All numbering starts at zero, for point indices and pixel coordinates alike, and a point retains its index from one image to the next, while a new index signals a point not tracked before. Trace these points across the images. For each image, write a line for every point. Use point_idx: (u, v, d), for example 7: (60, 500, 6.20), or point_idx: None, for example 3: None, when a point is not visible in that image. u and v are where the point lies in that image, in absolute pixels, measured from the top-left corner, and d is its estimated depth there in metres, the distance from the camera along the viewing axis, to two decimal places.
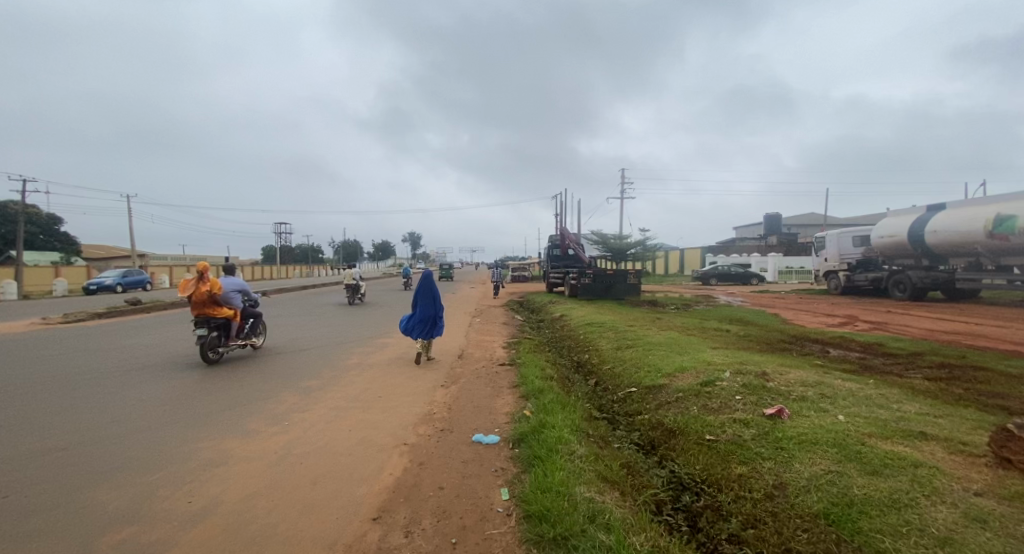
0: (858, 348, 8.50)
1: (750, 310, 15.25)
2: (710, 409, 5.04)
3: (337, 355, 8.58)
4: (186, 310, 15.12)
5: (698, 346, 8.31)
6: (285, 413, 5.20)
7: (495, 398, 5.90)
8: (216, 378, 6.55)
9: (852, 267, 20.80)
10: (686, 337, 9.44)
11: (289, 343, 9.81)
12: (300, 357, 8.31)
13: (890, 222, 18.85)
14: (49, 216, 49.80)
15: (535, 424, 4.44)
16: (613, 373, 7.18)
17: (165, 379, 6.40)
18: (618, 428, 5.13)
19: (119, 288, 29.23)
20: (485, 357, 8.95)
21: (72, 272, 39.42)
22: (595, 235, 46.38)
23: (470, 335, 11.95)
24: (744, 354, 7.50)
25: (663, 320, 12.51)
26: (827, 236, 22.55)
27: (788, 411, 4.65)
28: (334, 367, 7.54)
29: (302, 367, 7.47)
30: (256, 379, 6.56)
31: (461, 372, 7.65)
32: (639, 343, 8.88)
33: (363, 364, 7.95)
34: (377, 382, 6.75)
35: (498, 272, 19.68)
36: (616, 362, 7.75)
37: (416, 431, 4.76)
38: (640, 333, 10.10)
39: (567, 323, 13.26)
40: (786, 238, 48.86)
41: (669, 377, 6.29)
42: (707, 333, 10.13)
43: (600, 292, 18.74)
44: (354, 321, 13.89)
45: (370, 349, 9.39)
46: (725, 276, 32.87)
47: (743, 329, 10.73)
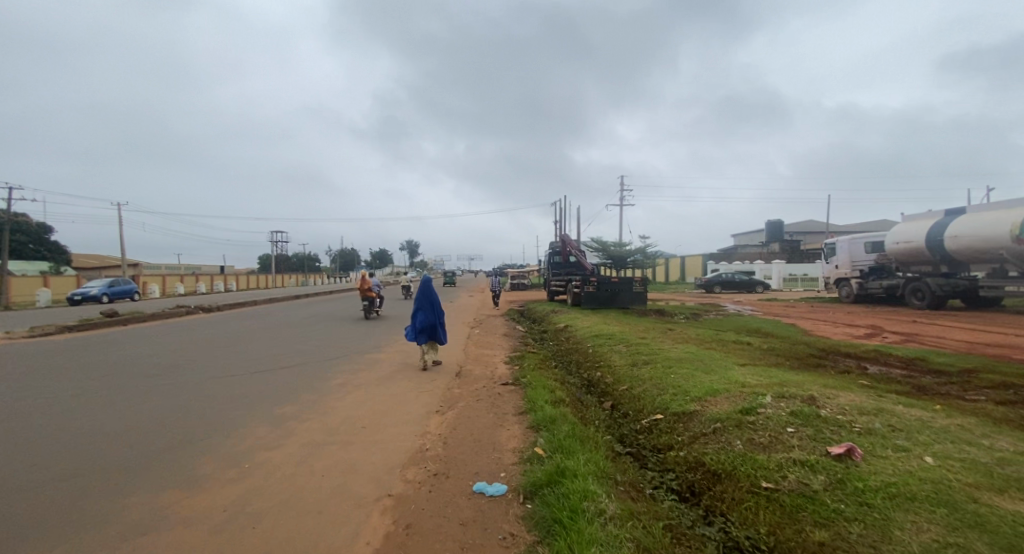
0: (900, 365, 7.67)
1: (764, 320, 14.48)
2: (758, 445, 4.19)
3: (321, 374, 7.70)
4: (164, 323, 14.17)
5: (724, 362, 7.46)
6: (245, 451, 4.31)
7: (498, 429, 5.03)
8: (174, 404, 5.67)
9: (865, 274, 20.17)
10: (707, 351, 8.60)
11: (270, 360, 8.94)
12: (276, 376, 7.41)
13: (904, 227, 18.17)
14: (39, 226, 48.95)
15: (551, 470, 3.58)
16: (632, 395, 6.33)
17: (115, 406, 5.53)
18: (649, 469, 4.24)
19: (106, 298, 28.29)
20: (486, 375, 8.09)
21: (60, 282, 38.44)
22: (595, 242, 45.70)
23: (469, 348, 11.13)
24: (779, 373, 6.65)
25: (677, 331, 11.68)
26: (838, 242, 21.67)
27: (860, 449, 3.79)
28: (314, 389, 6.66)
29: (278, 389, 6.58)
30: (220, 406, 5.67)
31: (459, 394, 6.76)
32: (657, 358, 8.00)
33: (348, 384, 7.07)
34: (361, 407, 5.87)
35: (499, 281, 18.83)
36: (633, 380, 6.89)
37: (402, 477, 3.88)
38: (655, 346, 9.27)
39: (573, 334, 12.39)
40: (789, 245, 48.35)
41: (700, 401, 5.43)
42: (728, 346, 9.29)
43: (605, 301, 17.90)
44: (344, 333, 12.99)
45: (359, 365, 8.52)
46: (730, 283, 32.18)
47: (765, 341, 9.96)
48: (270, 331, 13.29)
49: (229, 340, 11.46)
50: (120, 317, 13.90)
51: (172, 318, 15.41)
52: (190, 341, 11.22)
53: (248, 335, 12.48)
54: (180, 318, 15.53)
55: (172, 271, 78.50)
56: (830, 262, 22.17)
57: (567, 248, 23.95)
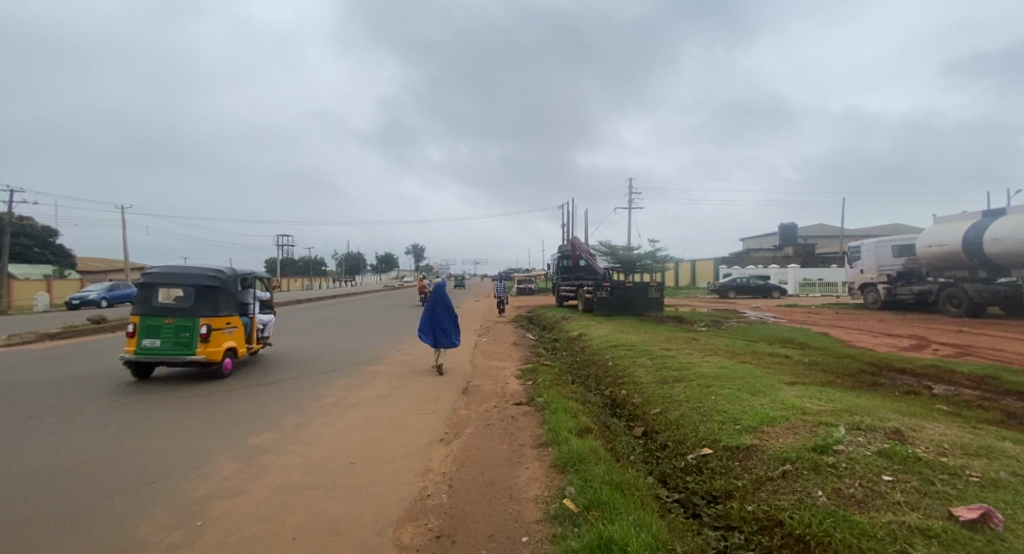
0: (969, 384, 6.71)
1: (792, 329, 13.51)
2: (849, 498, 3.27)
3: (312, 390, 6.89)
4: None
5: (768, 380, 6.52)
6: (200, 502, 3.45)
7: (514, 467, 4.14)
8: (134, 435, 4.87)
9: (892, 279, 19.20)
10: (743, 366, 7.67)
11: (257, 373, 8.14)
12: (260, 396, 6.58)
13: (936, 230, 17.16)
14: (45, 229, 48.94)
15: (590, 541, 2.69)
16: (668, 421, 5.43)
17: (64, 438, 4.73)
18: (708, 528, 3.35)
19: (105, 302, 27.79)
20: (497, 392, 7.23)
21: (63, 287, 38.12)
22: (603, 245, 44.82)
23: (476, 359, 10.27)
24: (838, 395, 5.71)
25: (702, 342, 10.75)
26: (863, 245, 20.59)
27: (995, 512, 2.85)
28: (301, 411, 5.84)
29: (258, 412, 5.76)
30: (188, 437, 4.85)
31: (466, 416, 5.88)
32: (688, 374, 7.11)
33: (341, 403, 6.25)
34: (353, 435, 5.02)
35: (505, 286, 18.02)
36: (667, 402, 5.99)
37: (393, 543, 3.00)
38: (682, 359, 8.35)
39: (588, 344, 11.49)
40: (803, 249, 47.17)
41: (756, 432, 4.52)
42: (764, 360, 8.36)
43: (618, 307, 17.00)
44: (342, 341, 12.17)
45: (354, 380, 7.67)
46: (745, 288, 31.12)
47: (804, 353, 9.01)
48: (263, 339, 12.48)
49: None
50: (109, 324, 13.23)
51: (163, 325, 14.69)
52: None
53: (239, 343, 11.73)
54: None
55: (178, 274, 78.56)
56: (854, 266, 21.09)
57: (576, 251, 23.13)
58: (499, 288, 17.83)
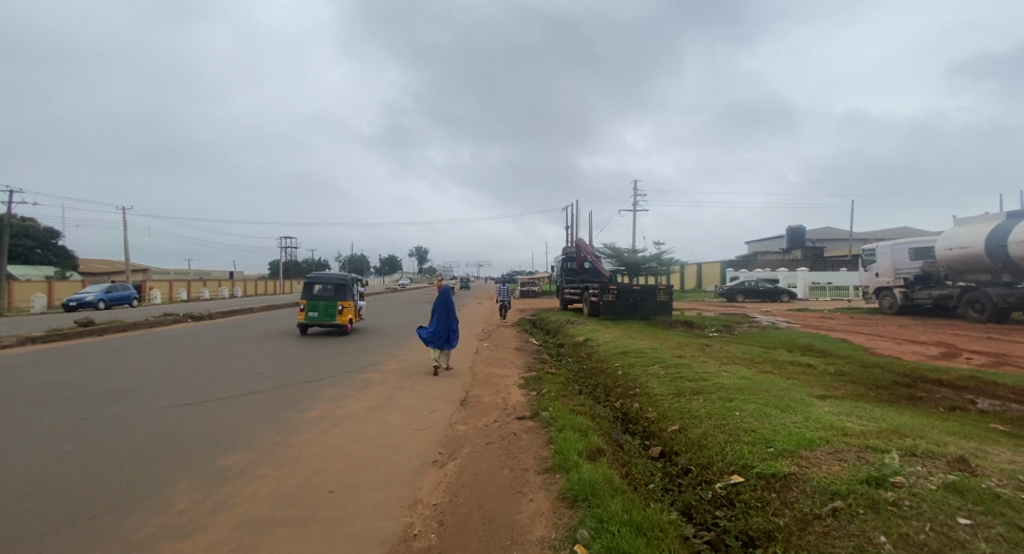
0: (1016, 398, 6.10)
1: (809, 335, 12.88)
2: (922, 543, 2.67)
3: (297, 401, 6.35)
4: (146, 334, 12.98)
5: (796, 393, 5.93)
6: (136, 543, 2.88)
7: (516, 499, 3.57)
8: (88, 454, 4.34)
9: (909, 283, 18.51)
10: (765, 377, 7.08)
11: (242, 380, 7.63)
12: (239, 406, 6.05)
13: (957, 231, 16.48)
14: (48, 231, 48.99)
15: None
16: (689, 441, 4.85)
17: (7, 456, 4.21)
18: None
19: (102, 305, 27.47)
20: (498, 403, 6.68)
21: (63, 288, 37.88)
22: (608, 248, 44.23)
23: (477, 366, 9.74)
24: (878, 412, 5.11)
25: (715, 349, 10.17)
26: (878, 248, 19.90)
27: None
28: (280, 427, 5.29)
29: (232, 427, 5.22)
30: (148, 458, 4.32)
31: (465, 433, 5.33)
32: (707, 385, 6.52)
33: (326, 417, 5.70)
34: (336, 456, 4.47)
35: (508, 289, 17.45)
36: (686, 418, 5.41)
37: None
38: (698, 369, 7.78)
39: (594, 350, 10.94)
40: (811, 252, 46.36)
41: (793, 457, 3.93)
42: (785, 368, 7.78)
43: (625, 310, 16.42)
44: (337, 345, 11.64)
45: (345, 389, 7.14)
46: (753, 292, 30.46)
47: (827, 362, 8.42)
48: (255, 343, 12.00)
49: (204, 354, 10.17)
50: (97, 327, 12.81)
51: (154, 328, 14.27)
52: (164, 354, 10.01)
53: (229, 347, 11.24)
54: (163, 327, 14.42)
55: (181, 276, 78.60)
56: (869, 269, 20.42)
57: (581, 253, 22.60)
58: (502, 292, 17.29)
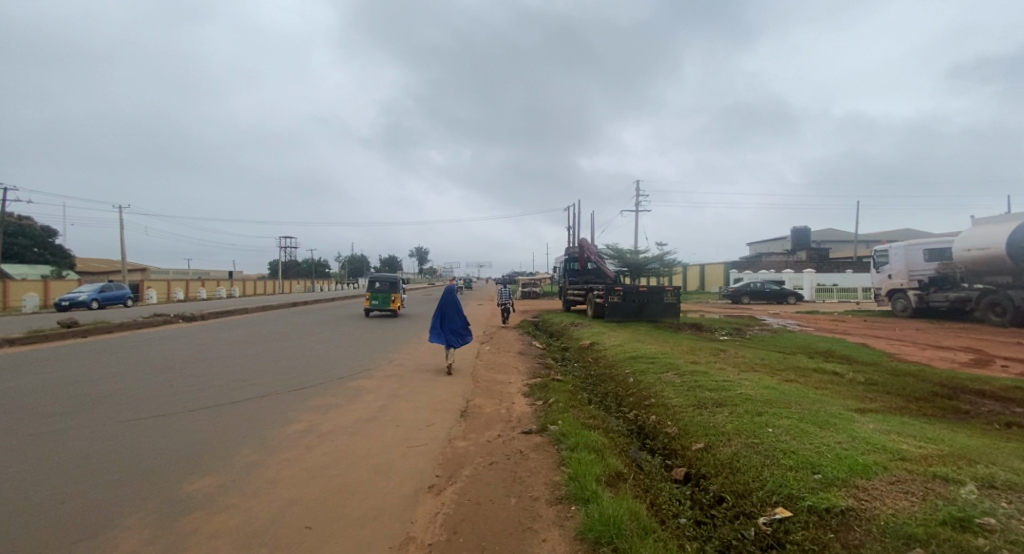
0: None
1: (825, 338, 12.32)
2: None
3: (281, 412, 5.79)
4: (132, 336, 12.41)
5: (830, 406, 5.38)
6: None
7: (525, 541, 3.00)
8: (27, 481, 3.74)
9: (924, 285, 18.02)
10: (791, 386, 6.51)
11: (226, 387, 7.07)
12: (216, 419, 5.47)
13: (975, 232, 15.93)
14: (44, 229, 48.51)
15: None
16: (719, 463, 4.28)
17: None
18: None
19: (95, 304, 26.93)
20: (501, 415, 6.12)
21: (58, 287, 37.36)
22: (610, 248, 43.70)
23: (478, 371, 9.20)
24: (931, 430, 4.53)
25: (729, 354, 9.63)
26: (891, 248, 19.33)
27: None
28: (258, 444, 4.72)
29: (203, 445, 4.64)
30: (97, 486, 3.72)
31: (465, 451, 4.77)
32: (729, 396, 5.96)
33: (312, 431, 5.14)
34: (316, 481, 3.90)
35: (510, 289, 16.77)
36: (712, 435, 4.84)
37: None
38: (716, 377, 7.21)
39: (602, 355, 10.37)
40: (816, 254, 45.82)
41: (848, 488, 3.36)
42: (810, 377, 7.21)
43: (631, 313, 15.85)
44: (332, 347, 11.08)
45: (335, 397, 6.57)
46: (759, 294, 29.91)
47: (853, 369, 7.86)
48: (247, 343, 11.47)
49: (191, 356, 9.62)
50: (80, 328, 12.25)
51: (142, 329, 13.71)
52: (147, 356, 9.44)
53: (218, 348, 10.72)
54: (152, 328, 13.84)
55: (179, 275, 78.12)
56: (881, 271, 19.88)
57: (584, 253, 22.05)
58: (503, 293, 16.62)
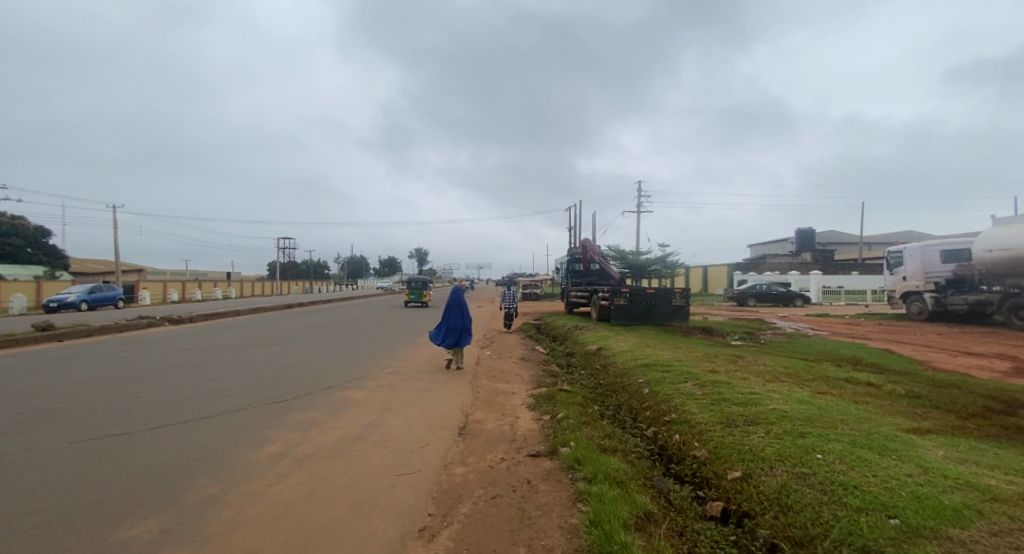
0: None
1: (845, 344, 11.65)
2: None
3: (255, 432, 5.09)
4: (112, 339, 11.72)
5: (882, 427, 4.69)
6: None
7: None
8: None
9: (941, 287, 17.34)
10: (827, 400, 5.85)
11: (197, 397, 6.35)
12: (178, 440, 4.77)
13: (994, 232, 15.28)
14: (38, 228, 47.90)
15: None
16: (765, 498, 3.60)
17: None
18: None
19: (85, 305, 26.28)
20: (504, 434, 5.45)
21: (51, 287, 36.70)
22: (612, 250, 43.05)
23: (478, 379, 8.53)
24: (1013, 461, 3.83)
25: (748, 361, 8.97)
26: (906, 249, 18.62)
27: None
28: (220, 473, 4.01)
29: (155, 475, 3.93)
30: (6, 531, 3.01)
31: (463, 479, 4.09)
32: (762, 413, 5.29)
33: (286, 456, 4.43)
34: (282, 524, 3.20)
35: (515, 291, 15.31)
36: (751, 462, 4.17)
37: None
38: (740, 389, 6.54)
39: (611, 361, 9.71)
40: (821, 256, 45.15)
41: (944, 542, 2.66)
42: (845, 388, 6.53)
43: (638, 316, 15.19)
44: (322, 352, 10.38)
45: (319, 412, 5.88)
46: (765, 296, 29.24)
47: (888, 378, 7.17)
48: (231, 347, 10.73)
49: (168, 361, 8.88)
50: (55, 331, 11.52)
51: (124, 332, 13.00)
52: (119, 361, 8.71)
53: (199, 352, 10.00)
54: (135, 331, 13.17)
55: (176, 276, 77.37)
56: (894, 272, 19.17)
57: (588, 253, 21.42)
58: (507, 296, 15.41)
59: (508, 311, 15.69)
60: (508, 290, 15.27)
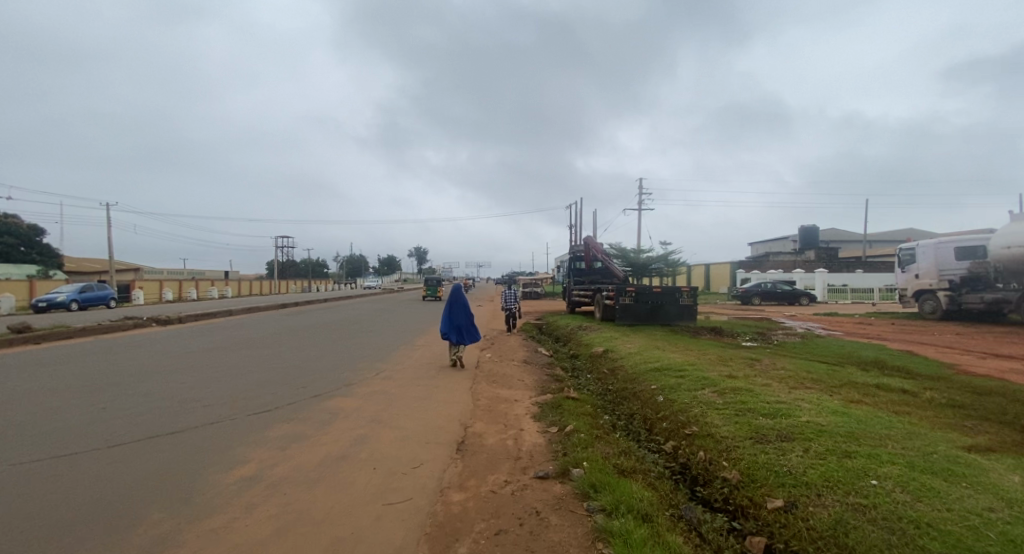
0: None
1: (863, 345, 11.11)
2: None
3: (226, 453, 4.49)
4: (92, 341, 11.12)
5: (936, 442, 4.12)
6: None
7: None
8: None
9: (955, 285, 16.84)
10: (864, 411, 5.29)
11: (167, 410, 5.74)
12: (135, 464, 4.18)
13: (1011, 227, 14.79)
14: (32, 227, 47.33)
15: None
16: (817, 534, 3.03)
17: None
18: None
19: (76, 305, 25.74)
20: (507, 450, 4.89)
21: (43, 287, 36.13)
22: (613, 248, 42.49)
23: (479, 384, 7.96)
24: None
25: (765, 365, 8.43)
26: (918, 246, 18.08)
27: None
28: (175, 511, 3.40)
29: (96, 515, 3.32)
30: None
31: (460, 510, 3.53)
32: (796, 427, 4.72)
33: (256, 483, 3.84)
34: None
35: (518, 290, 14.49)
36: (794, 487, 3.61)
37: None
38: (765, 398, 5.98)
39: (619, 365, 9.14)
40: (825, 254, 44.64)
41: None
42: (878, 396, 5.98)
43: (644, 316, 14.65)
44: (312, 356, 9.79)
45: (301, 426, 5.29)
46: (770, 294, 28.72)
47: (922, 384, 6.62)
48: (216, 350, 10.13)
49: (145, 366, 8.28)
50: (32, 333, 10.90)
51: (106, 334, 12.39)
52: (92, 367, 8.10)
53: (182, 355, 9.42)
54: (119, 333, 12.58)
55: (173, 275, 76.78)
56: (906, 270, 18.60)
57: (591, 252, 20.83)
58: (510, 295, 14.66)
59: (511, 310, 15.02)
60: (510, 289, 14.48)
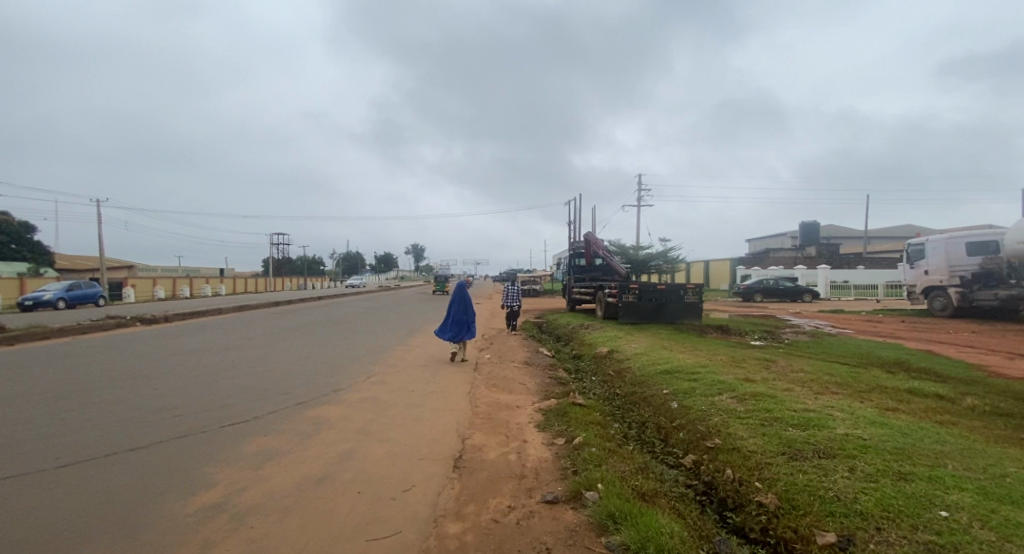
0: None
1: (879, 344, 10.62)
2: None
3: (188, 474, 3.92)
4: (67, 342, 10.49)
5: (1000, 461, 3.61)
6: None
7: None
8: None
9: (967, 281, 16.41)
10: (903, 421, 4.78)
11: (131, 420, 5.16)
12: (81, 490, 3.61)
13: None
14: (22, 224, 46.49)
15: None
16: None
17: None
18: None
19: (62, 304, 25.07)
20: (510, 467, 4.36)
21: (31, 285, 35.36)
22: (612, 245, 41.99)
23: (477, 389, 7.43)
24: None
25: (781, 366, 7.93)
26: (928, 241, 17.60)
27: None
28: (115, 551, 2.84)
29: (19, 551, 2.76)
30: None
31: (456, 546, 3.00)
32: (834, 441, 4.21)
33: (218, 513, 3.28)
34: None
35: (519, 288, 13.73)
36: (847, 517, 3.09)
37: None
38: (790, 405, 5.47)
39: (626, 366, 8.63)
40: (826, 250, 44.25)
41: None
42: (914, 403, 5.48)
43: (649, 314, 14.14)
44: (301, 358, 9.22)
45: (279, 440, 4.73)
46: (773, 291, 28.29)
47: (956, 389, 6.14)
48: (199, 352, 9.55)
49: (119, 369, 7.70)
50: (3, 334, 10.29)
51: (85, 334, 11.78)
52: (59, 370, 7.51)
53: (161, 358, 8.86)
54: (98, 333, 11.97)
55: (167, 273, 75.92)
56: (915, 266, 18.13)
57: (591, 249, 20.30)
58: (511, 291, 13.95)
59: (511, 307, 14.36)
60: (511, 286, 13.72)
